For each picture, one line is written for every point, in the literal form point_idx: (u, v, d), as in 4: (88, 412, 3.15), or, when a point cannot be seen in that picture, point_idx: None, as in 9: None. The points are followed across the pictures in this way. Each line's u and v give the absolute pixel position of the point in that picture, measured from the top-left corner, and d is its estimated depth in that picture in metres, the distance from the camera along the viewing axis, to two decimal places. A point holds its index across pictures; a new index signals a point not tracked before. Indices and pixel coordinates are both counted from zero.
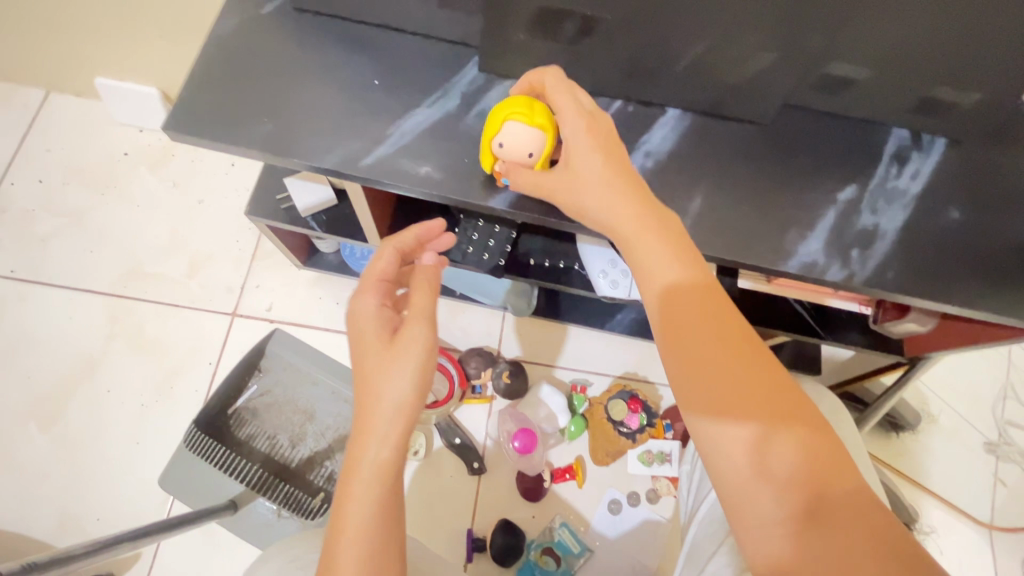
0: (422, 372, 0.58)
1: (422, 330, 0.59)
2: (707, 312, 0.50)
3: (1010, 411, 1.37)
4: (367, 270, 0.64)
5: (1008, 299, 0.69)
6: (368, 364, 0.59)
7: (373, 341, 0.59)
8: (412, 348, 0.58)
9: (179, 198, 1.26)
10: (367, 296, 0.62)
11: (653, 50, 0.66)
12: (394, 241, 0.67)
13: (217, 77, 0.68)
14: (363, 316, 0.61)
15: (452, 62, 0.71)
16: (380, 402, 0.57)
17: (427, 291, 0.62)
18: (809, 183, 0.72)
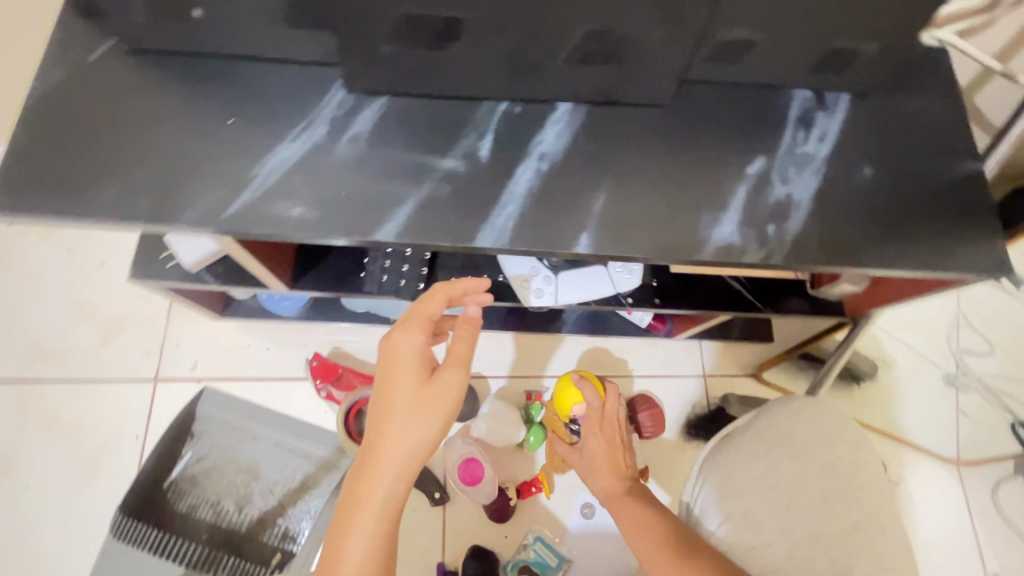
0: (446, 420, 0.61)
1: (460, 379, 0.62)
2: (611, 447, 0.81)
3: (965, 340, 1.39)
4: (417, 308, 0.65)
5: (929, 253, 0.67)
6: (400, 401, 0.60)
7: (409, 379, 0.61)
8: (447, 396, 0.61)
9: (77, 264, 1.16)
10: (413, 332, 0.63)
11: (529, 45, 0.60)
12: (445, 284, 0.69)
13: (50, 141, 0.60)
14: (403, 354, 0.62)
15: (315, 87, 0.65)
16: (403, 441, 0.58)
17: (469, 342, 0.64)
18: (719, 161, 0.67)
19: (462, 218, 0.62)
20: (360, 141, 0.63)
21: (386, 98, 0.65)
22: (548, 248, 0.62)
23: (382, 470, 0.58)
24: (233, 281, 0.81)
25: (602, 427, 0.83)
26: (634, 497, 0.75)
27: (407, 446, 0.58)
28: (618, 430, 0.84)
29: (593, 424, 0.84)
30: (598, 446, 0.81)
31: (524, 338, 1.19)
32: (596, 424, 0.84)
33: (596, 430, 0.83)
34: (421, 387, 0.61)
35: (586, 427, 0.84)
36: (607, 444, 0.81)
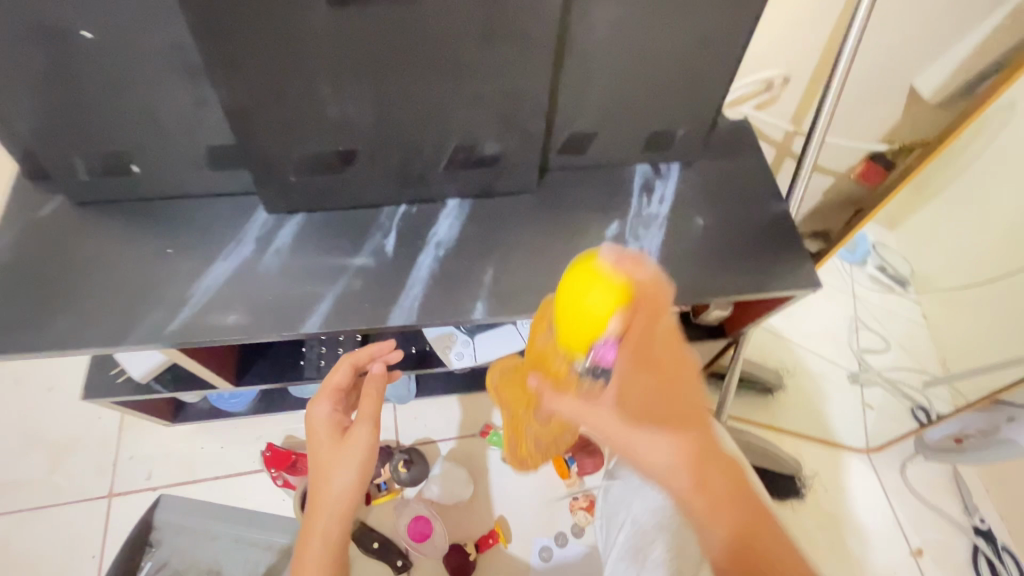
0: (363, 465, 0.70)
1: (367, 427, 0.72)
2: (671, 388, 0.59)
3: (865, 340, 1.56)
4: (324, 382, 0.79)
5: (758, 278, 0.84)
6: (320, 459, 0.70)
7: (326, 434, 0.72)
8: (358, 443, 0.71)
9: (23, 394, 1.19)
10: (321, 402, 0.76)
11: (412, 161, 0.76)
12: (348, 356, 0.83)
13: (7, 289, 0.70)
14: (316, 422, 0.74)
15: (241, 213, 0.78)
16: (329, 485, 0.68)
17: (372, 396, 0.76)
18: (582, 229, 0.84)
19: (375, 304, 0.74)
20: (283, 253, 0.76)
21: (302, 215, 0.79)
22: (450, 319, 0.75)
23: (316, 523, 0.66)
24: (181, 385, 0.89)
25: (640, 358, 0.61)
26: (708, 475, 0.54)
27: (330, 494, 0.67)
28: (664, 350, 0.61)
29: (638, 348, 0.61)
30: (656, 391, 0.59)
31: (466, 399, 1.28)
32: (642, 347, 0.61)
33: (631, 355, 0.61)
34: (334, 443, 0.71)
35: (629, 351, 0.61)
36: (654, 377, 0.60)
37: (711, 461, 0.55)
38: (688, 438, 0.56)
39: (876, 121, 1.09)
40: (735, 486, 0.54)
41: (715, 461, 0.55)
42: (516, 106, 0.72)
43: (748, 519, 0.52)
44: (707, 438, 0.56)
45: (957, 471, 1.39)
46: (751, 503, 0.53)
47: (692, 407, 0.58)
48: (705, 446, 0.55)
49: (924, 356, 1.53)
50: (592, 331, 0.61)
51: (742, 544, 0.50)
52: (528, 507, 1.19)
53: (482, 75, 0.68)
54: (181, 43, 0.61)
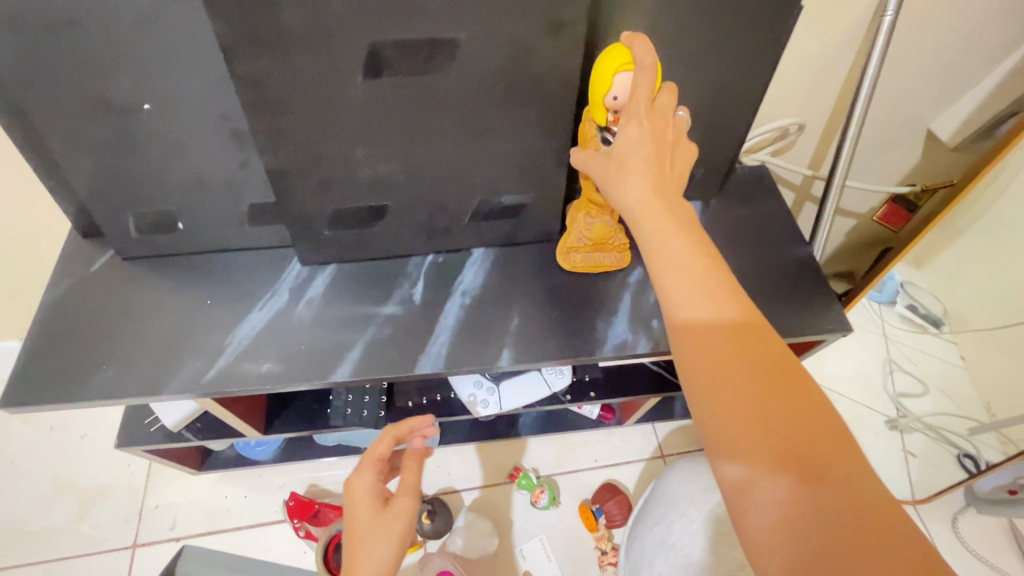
0: (402, 542, 0.70)
1: (409, 501, 0.72)
2: (753, 353, 0.48)
3: (902, 383, 1.52)
4: (368, 451, 0.79)
5: (786, 323, 0.84)
6: (360, 533, 0.69)
7: (368, 506, 0.72)
8: (400, 517, 0.70)
9: (58, 443, 1.21)
10: (364, 473, 0.75)
11: (439, 213, 0.79)
12: (391, 428, 0.82)
13: (54, 340, 0.73)
14: (358, 490, 0.74)
15: (277, 265, 0.81)
16: (366, 558, 0.67)
17: (415, 468, 0.75)
18: (606, 275, 0.84)
19: (402, 353, 0.76)
20: (315, 302, 0.78)
21: (334, 265, 0.82)
22: (476, 366, 0.75)
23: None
24: (210, 434, 0.91)
25: (659, 183, 0.54)
26: (744, 372, 0.47)
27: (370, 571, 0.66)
28: (675, 131, 0.57)
29: (719, 302, 0.49)
30: (722, 354, 0.48)
31: (489, 447, 1.26)
32: (709, 290, 0.50)
33: (641, 117, 0.55)
34: (375, 516, 0.71)
35: (653, 234, 0.52)
36: (655, 147, 0.55)
37: (773, 413, 0.45)
38: (733, 340, 0.48)
39: (894, 165, 1.10)
40: (806, 447, 0.44)
41: (768, 391, 0.46)
42: (538, 161, 0.76)
43: (791, 459, 0.44)
44: (784, 393, 0.46)
45: (1014, 526, 1.30)
46: (818, 457, 0.44)
47: (778, 381, 0.47)
48: (754, 380, 0.47)
49: (969, 403, 1.45)
50: (601, 94, 0.63)
51: (780, 502, 0.43)
52: (554, 562, 1.15)
53: (507, 132, 0.71)
54: (229, 112, 0.66)
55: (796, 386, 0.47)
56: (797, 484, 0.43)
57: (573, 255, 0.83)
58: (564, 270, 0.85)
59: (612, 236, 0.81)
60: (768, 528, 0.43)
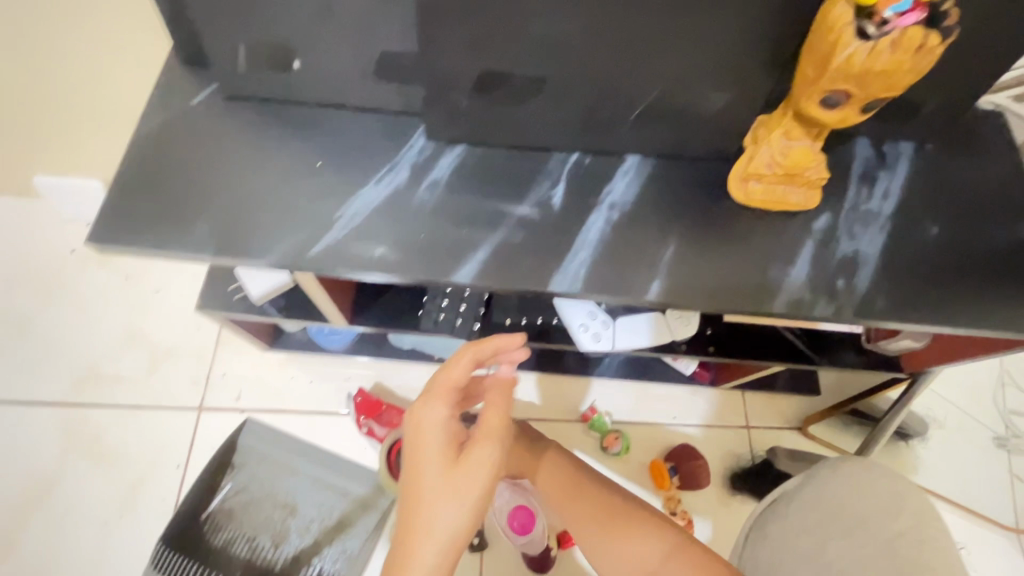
0: (480, 503, 0.56)
1: (492, 458, 0.57)
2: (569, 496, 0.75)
3: (1012, 400, 1.30)
4: (441, 375, 0.61)
5: (1006, 313, 0.66)
6: (427, 487, 0.55)
7: (441, 455, 0.57)
8: (480, 476, 0.56)
9: (132, 292, 1.19)
10: (437, 406, 0.59)
11: (604, 101, 0.63)
12: (473, 345, 0.64)
13: (146, 178, 0.64)
14: (429, 428, 0.58)
15: (397, 134, 0.68)
16: (438, 521, 0.54)
17: (501, 413, 0.61)
18: (787, 215, 0.68)
19: (534, 263, 0.64)
20: (439, 187, 0.66)
21: (463, 147, 0.68)
22: (619, 295, 0.63)
23: (416, 562, 0.53)
24: (293, 313, 0.83)
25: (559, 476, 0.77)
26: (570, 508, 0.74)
27: (434, 537, 0.54)
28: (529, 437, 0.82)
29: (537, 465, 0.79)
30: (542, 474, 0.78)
31: (562, 381, 1.18)
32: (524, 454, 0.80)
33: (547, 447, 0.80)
34: (448, 470, 0.56)
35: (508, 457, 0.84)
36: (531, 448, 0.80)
37: (597, 520, 0.70)
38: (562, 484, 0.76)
39: None
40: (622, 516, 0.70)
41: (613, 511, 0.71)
42: (752, 49, 0.58)
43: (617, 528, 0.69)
44: (612, 514, 0.71)
45: None
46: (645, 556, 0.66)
47: (610, 514, 0.71)
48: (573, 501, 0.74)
49: None
50: None
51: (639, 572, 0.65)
52: None
53: None
54: None
55: (612, 513, 0.71)
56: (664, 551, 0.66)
57: (750, 184, 0.66)
58: (733, 201, 0.69)
59: (811, 166, 0.64)
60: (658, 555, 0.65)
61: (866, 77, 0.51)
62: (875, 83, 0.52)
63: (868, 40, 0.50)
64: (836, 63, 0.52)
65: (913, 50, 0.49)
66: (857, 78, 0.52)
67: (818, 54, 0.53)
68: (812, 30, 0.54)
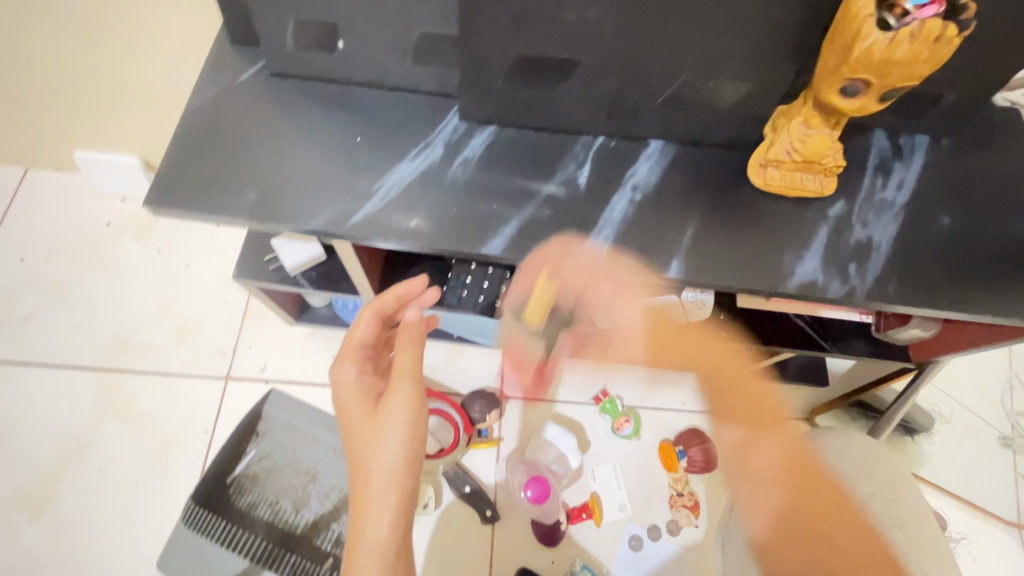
0: (409, 434, 0.60)
1: (406, 392, 0.61)
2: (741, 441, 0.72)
3: (1019, 401, 1.31)
4: (346, 339, 0.68)
5: (1015, 301, 0.68)
6: (353, 438, 0.61)
7: (359, 406, 0.62)
8: (398, 413, 0.60)
9: (165, 265, 1.23)
10: (346, 365, 0.66)
11: (631, 86, 0.66)
12: (373, 305, 0.71)
13: (197, 148, 0.68)
14: (344, 385, 0.64)
15: (433, 114, 0.71)
16: (373, 460, 0.58)
17: (410, 353, 0.64)
18: (803, 201, 0.71)
19: (559, 239, 0.67)
20: (471, 164, 0.69)
21: (495, 127, 0.72)
22: (640, 272, 0.67)
23: (371, 509, 0.58)
24: (323, 285, 0.87)
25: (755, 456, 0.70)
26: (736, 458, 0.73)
27: (375, 484, 0.58)
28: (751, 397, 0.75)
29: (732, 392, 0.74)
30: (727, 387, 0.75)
31: (575, 364, 1.21)
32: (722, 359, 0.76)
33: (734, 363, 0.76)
34: (366, 415, 0.61)
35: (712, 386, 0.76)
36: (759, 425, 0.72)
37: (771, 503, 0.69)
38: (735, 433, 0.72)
39: None
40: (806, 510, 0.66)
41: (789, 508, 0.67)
42: (775, 39, 0.61)
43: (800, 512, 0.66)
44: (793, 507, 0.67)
45: None
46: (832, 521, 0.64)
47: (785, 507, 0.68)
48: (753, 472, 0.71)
49: None
50: None
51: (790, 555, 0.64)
52: (624, 491, 1.11)
53: None
54: None
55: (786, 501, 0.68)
56: (792, 517, 0.65)
57: (768, 170, 0.69)
58: (751, 187, 0.71)
59: (829, 154, 0.66)
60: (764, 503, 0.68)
61: (885, 65, 0.54)
62: (893, 73, 0.55)
63: (888, 30, 0.53)
64: (857, 53, 0.54)
65: (929, 41, 0.52)
66: (877, 67, 0.55)
67: (838, 45, 0.56)
68: (834, 24, 0.57)
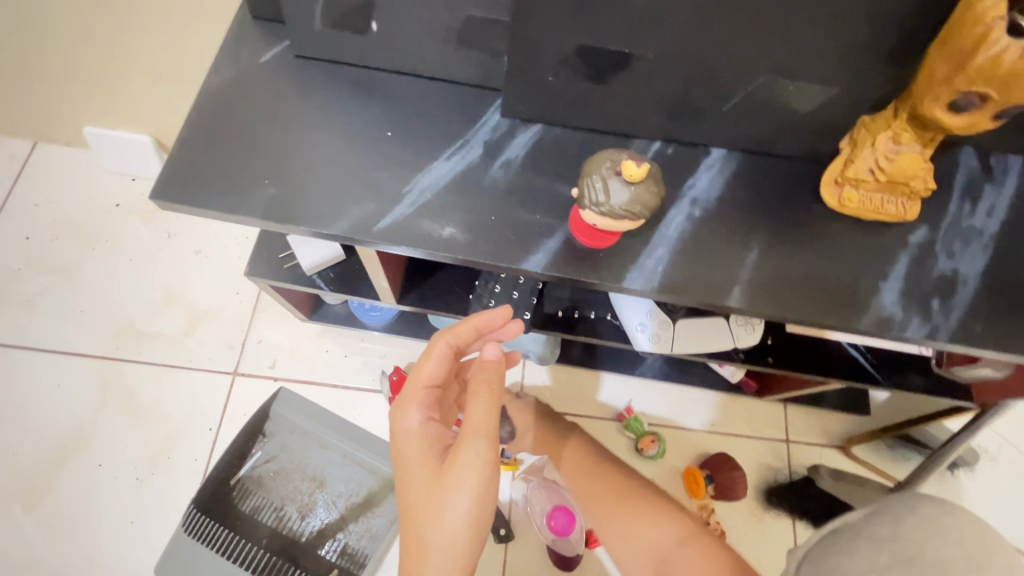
0: (481, 503, 0.53)
1: (482, 450, 0.53)
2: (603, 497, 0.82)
3: None
4: (412, 377, 0.59)
5: None
6: (416, 501, 0.53)
7: (423, 464, 0.54)
8: (470, 475, 0.52)
9: (175, 251, 1.18)
10: (410, 411, 0.57)
11: (698, 88, 0.59)
12: (446, 335, 0.61)
13: (210, 134, 0.61)
14: (407, 434, 0.56)
15: (471, 108, 0.64)
16: (436, 529, 0.52)
17: (484, 403, 0.55)
18: (881, 225, 0.63)
19: (608, 256, 0.60)
20: (512, 166, 0.62)
21: (540, 126, 0.64)
22: (695, 298, 0.59)
23: None
24: (341, 287, 0.81)
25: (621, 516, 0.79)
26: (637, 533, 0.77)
27: (433, 551, 0.52)
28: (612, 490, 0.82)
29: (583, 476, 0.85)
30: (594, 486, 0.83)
31: (601, 378, 1.14)
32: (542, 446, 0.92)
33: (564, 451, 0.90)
34: (432, 475, 0.53)
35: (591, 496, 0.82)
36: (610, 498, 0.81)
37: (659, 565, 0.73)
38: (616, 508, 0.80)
39: None
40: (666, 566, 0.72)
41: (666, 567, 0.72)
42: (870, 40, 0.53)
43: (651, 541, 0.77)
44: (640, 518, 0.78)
45: None
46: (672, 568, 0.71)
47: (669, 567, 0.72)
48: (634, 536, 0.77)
49: None
50: None
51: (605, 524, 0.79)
52: None
53: None
54: None
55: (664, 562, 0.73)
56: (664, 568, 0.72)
57: (845, 189, 0.61)
58: (824, 206, 0.64)
59: (919, 175, 0.59)
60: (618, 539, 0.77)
61: (1012, 79, 0.46)
62: (1019, 88, 0.47)
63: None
64: (979, 62, 0.47)
65: None
66: (1000, 80, 0.47)
67: (954, 51, 0.48)
68: (948, 28, 0.49)
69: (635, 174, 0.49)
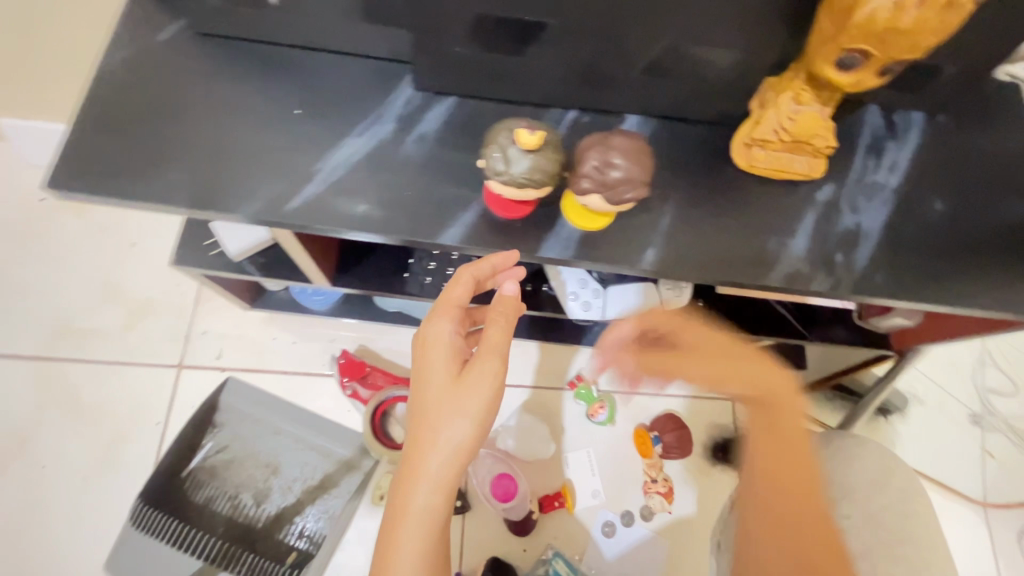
0: (487, 418, 0.52)
1: (498, 369, 0.53)
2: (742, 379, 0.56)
3: (990, 377, 1.31)
4: (440, 294, 0.57)
5: (1006, 293, 0.64)
6: (427, 406, 0.52)
7: (440, 370, 0.53)
8: (482, 389, 0.52)
9: (108, 245, 1.14)
10: (439, 322, 0.55)
11: (604, 55, 0.59)
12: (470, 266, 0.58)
13: (108, 118, 0.59)
14: (432, 344, 0.54)
15: (383, 82, 0.63)
16: (443, 432, 0.51)
17: (504, 326, 0.55)
18: (788, 185, 0.65)
19: (526, 226, 0.61)
20: (427, 140, 0.62)
21: (454, 99, 0.64)
22: (612, 263, 0.61)
23: (423, 479, 0.50)
24: (274, 273, 0.80)
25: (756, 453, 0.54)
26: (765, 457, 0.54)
27: (437, 451, 0.50)
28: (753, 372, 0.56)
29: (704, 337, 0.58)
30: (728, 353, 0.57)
31: (552, 348, 1.16)
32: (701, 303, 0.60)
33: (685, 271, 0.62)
34: (450, 382, 0.52)
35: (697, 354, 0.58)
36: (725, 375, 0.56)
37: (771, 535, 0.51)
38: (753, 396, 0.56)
39: None
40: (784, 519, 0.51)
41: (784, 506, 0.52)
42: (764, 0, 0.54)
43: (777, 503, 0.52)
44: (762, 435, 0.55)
45: None
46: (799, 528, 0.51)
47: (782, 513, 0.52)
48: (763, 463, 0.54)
49: None
50: None
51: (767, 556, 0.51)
52: (598, 477, 1.09)
53: None
54: None
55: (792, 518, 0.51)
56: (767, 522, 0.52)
57: (754, 150, 0.63)
58: (735, 168, 0.66)
59: (820, 133, 0.61)
60: (745, 532, 0.53)
61: (887, 34, 0.48)
62: (895, 42, 0.49)
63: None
64: (856, 20, 0.48)
65: (940, 5, 0.46)
66: (877, 36, 0.48)
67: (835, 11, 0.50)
68: None
69: (530, 142, 0.50)
